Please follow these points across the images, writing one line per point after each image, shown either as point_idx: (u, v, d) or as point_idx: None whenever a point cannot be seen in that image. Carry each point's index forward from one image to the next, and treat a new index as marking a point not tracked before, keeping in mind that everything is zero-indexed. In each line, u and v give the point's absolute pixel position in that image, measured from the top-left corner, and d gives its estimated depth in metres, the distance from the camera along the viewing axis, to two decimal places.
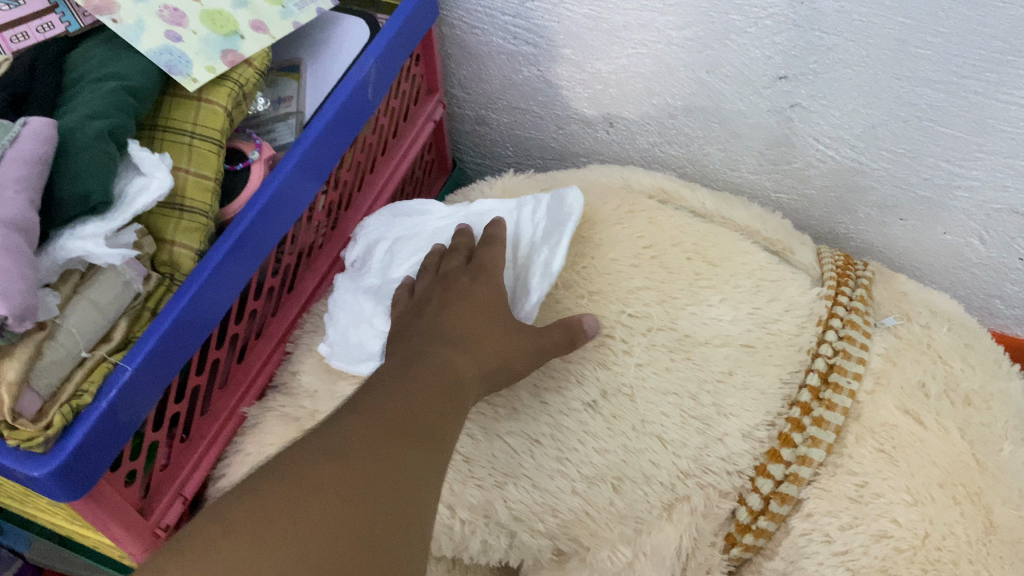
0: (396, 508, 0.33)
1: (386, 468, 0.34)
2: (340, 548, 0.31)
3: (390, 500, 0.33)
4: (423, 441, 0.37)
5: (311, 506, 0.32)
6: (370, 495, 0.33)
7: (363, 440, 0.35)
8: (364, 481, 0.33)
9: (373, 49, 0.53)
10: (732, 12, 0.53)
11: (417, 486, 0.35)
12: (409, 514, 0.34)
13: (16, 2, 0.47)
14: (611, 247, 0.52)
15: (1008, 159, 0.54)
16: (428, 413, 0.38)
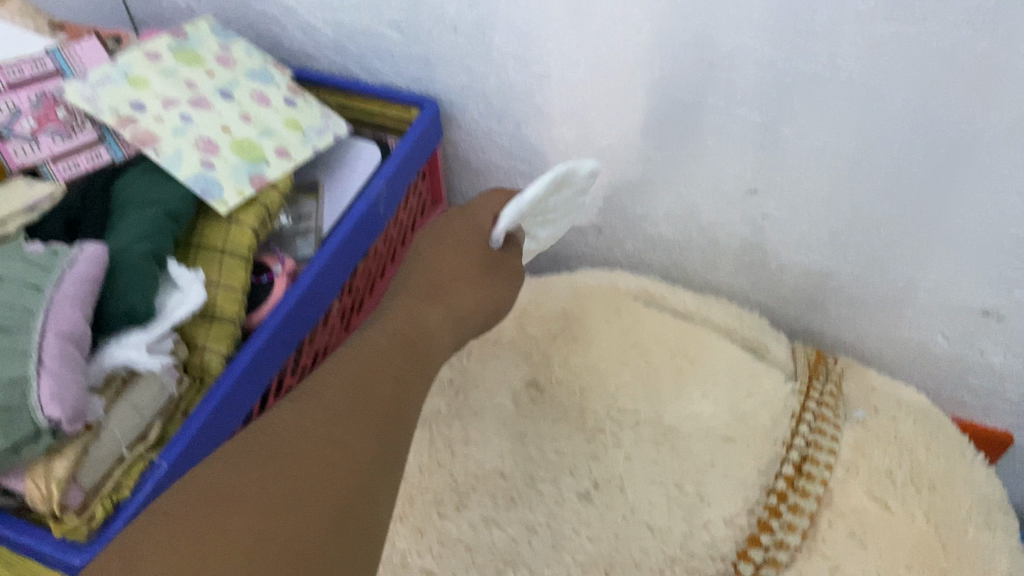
0: (331, 494, 0.35)
1: (320, 463, 0.35)
2: (273, 541, 0.32)
3: (333, 514, 0.34)
4: (362, 480, 0.36)
5: (246, 499, 0.33)
6: (303, 485, 0.34)
7: (304, 480, 0.34)
8: (313, 528, 0.33)
9: (384, 171, 0.60)
10: (704, 136, 0.60)
11: (358, 535, 0.35)
12: (344, 508, 0.35)
13: (70, 135, 0.54)
14: (600, 346, 0.58)
15: (958, 263, 0.59)
16: (363, 447, 0.37)
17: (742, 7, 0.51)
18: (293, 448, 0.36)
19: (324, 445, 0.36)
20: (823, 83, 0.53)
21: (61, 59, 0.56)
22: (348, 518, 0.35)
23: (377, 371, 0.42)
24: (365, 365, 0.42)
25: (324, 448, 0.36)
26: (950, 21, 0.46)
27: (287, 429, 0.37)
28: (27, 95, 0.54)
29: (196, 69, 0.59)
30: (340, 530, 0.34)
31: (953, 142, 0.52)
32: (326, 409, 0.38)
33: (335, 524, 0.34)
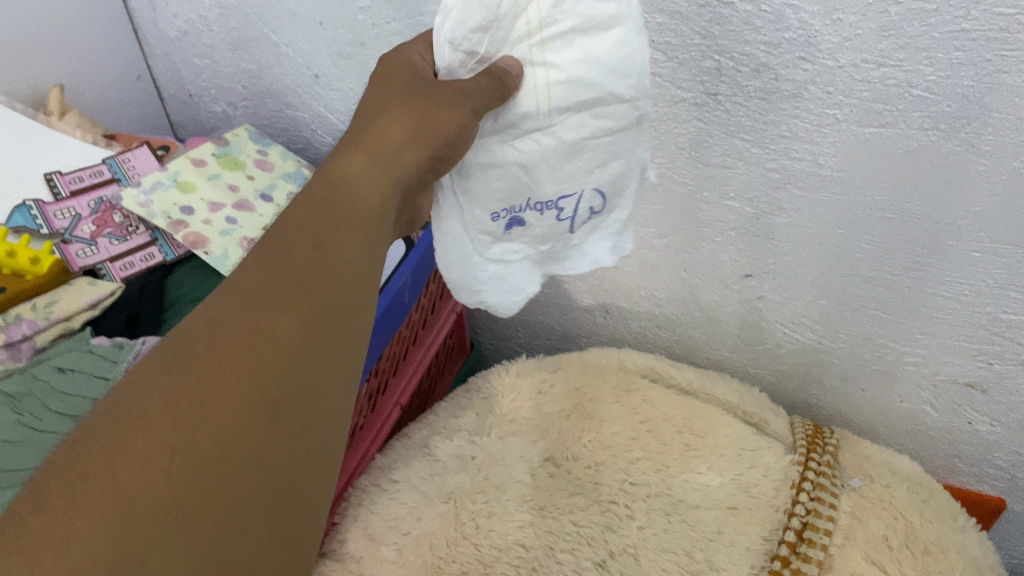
0: (267, 393, 0.29)
1: (257, 344, 0.29)
2: (171, 493, 0.25)
3: (274, 387, 0.29)
4: (333, 294, 0.33)
5: (142, 435, 0.26)
6: (215, 407, 0.27)
7: (273, 289, 0.32)
8: (281, 331, 0.30)
9: (409, 260, 0.65)
10: (702, 225, 0.66)
11: (327, 354, 0.32)
12: (279, 417, 0.29)
13: (125, 236, 0.60)
14: (612, 423, 0.63)
15: (942, 339, 0.64)
16: (346, 270, 0.35)
17: (731, 114, 0.57)
18: (271, 266, 0.33)
19: (303, 266, 0.33)
20: (808, 179, 0.59)
21: (117, 168, 0.63)
22: (319, 332, 0.32)
23: (371, 153, 0.40)
24: (362, 173, 0.39)
25: (300, 260, 0.33)
26: (917, 125, 0.52)
27: (264, 252, 0.34)
28: (87, 203, 0.61)
29: (237, 173, 0.65)
30: (314, 326, 0.32)
31: (929, 230, 0.57)
32: (302, 225, 0.35)
33: (296, 328, 0.31)
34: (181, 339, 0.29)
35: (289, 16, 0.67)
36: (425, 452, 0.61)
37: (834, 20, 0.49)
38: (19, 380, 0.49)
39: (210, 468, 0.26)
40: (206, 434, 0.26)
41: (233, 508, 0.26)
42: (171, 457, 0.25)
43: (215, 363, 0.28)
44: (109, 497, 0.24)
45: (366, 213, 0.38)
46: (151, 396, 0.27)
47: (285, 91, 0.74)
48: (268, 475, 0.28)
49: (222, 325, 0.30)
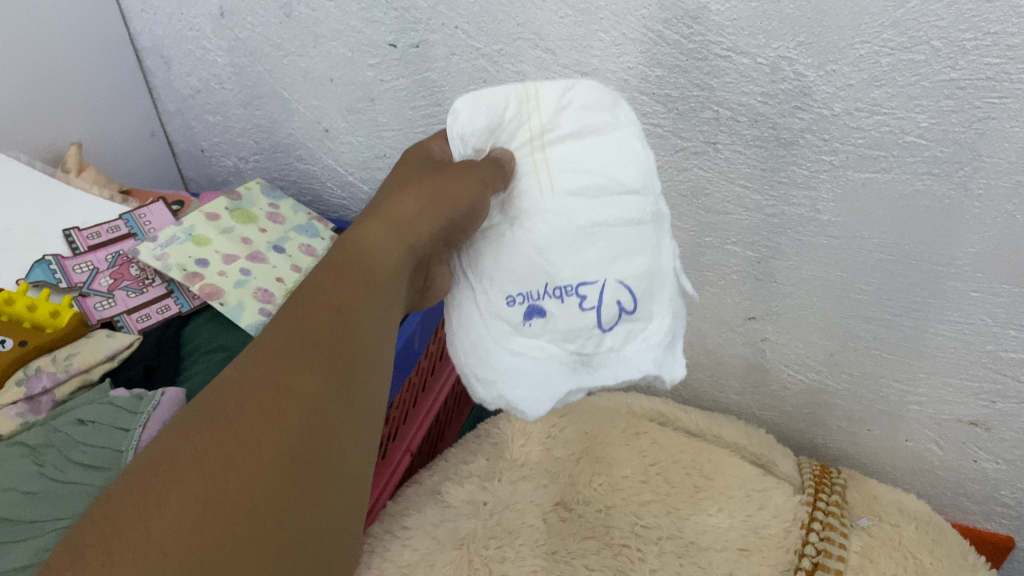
0: (289, 443, 0.29)
1: (281, 399, 0.30)
2: (193, 541, 0.26)
3: (296, 438, 0.30)
4: (354, 352, 0.34)
5: (172, 488, 0.27)
6: (239, 457, 0.28)
7: (297, 346, 0.33)
8: (305, 386, 0.31)
9: (419, 307, 0.66)
10: (705, 270, 0.67)
11: (349, 409, 0.33)
12: (299, 466, 0.29)
13: (141, 288, 0.62)
14: (621, 466, 0.64)
15: (944, 378, 0.65)
16: (366, 329, 0.36)
17: (730, 162, 0.59)
18: (296, 323, 0.34)
19: (326, 324, 0.34)
20: (807, 223, 0.60)
21: (134, 223, 0.66)
22: (341, 388, 0.33)
23: (387, 220, 0.42)
24: (379, 237, 0.41)
25: (322, 320, 0.34)
26: (911, 169, 0.54)
27: (287, 313, 0.35)
28: (104, 257, 0.63)
29: (249, 227, 0.67)
30: (337, 381, 0.33)
31: (927, 271, 0.59)
32: (324, 286, 0.36)
33: (320, 383, 0.32)
34: (209, 399, 0.30)
35: (300, 74, 0.69)
36: (437, 499, 0.61)
37: (828, 71, 0.51)
38: (41, 432, 0.50)
39: (240, 521, 0.27)
40: (236, 488, 0.27)
41: (263, 560, 0.27)
42: (200, 511, 0.26)
43: (244, 419, 0.29)
44: (142, 552, 0.25)
45: (382, 275, 0.39)
46: (184, 454, 0.28)
47: (295, 146, 0.76)
48: (296, 526, 0.28)
49: (248, 382, 0.31)
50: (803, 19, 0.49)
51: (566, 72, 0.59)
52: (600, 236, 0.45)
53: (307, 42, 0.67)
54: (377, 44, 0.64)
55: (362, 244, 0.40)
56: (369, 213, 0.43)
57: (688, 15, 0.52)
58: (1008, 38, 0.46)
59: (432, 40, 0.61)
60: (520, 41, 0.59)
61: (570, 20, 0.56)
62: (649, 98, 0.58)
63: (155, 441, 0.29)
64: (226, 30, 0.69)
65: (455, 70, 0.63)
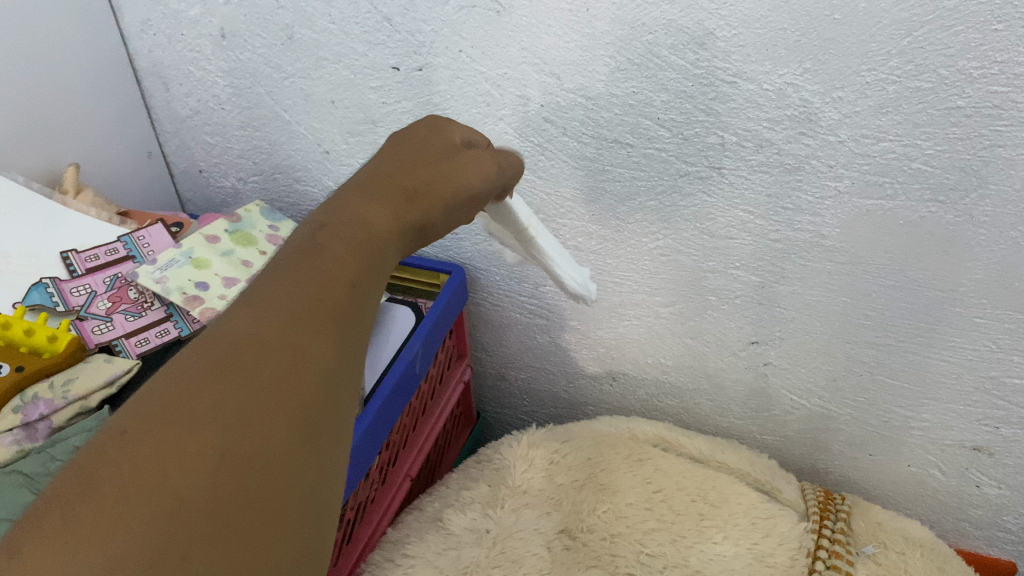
0: (304, 409, 0.27)
1: (299, 361, 0.28)
2: (210, 497, 0.23)
3: (310, 404, 0.28)
4: (366, 324, 0.33)
5: (185, 435, 0.24)
6: (257, 416, 0.26)
7: (316, 308, 0.31)
8: (321, 349, 0.29)
9: (420, 331, 0.66)
10: (707, 294, 0.67)
11: (355, 382, 0.31)
12: (313, 435, 0.27)
13: (141, 311, 0.62)
14: (625, 493, 0.63)
15: (948, 404, 0.65)
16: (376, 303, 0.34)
17: (735, 187, 0.59)
18: (310, 285, 0.32)
19: (342, 295, 0.32)
20: (811, 249, 0.60)
21: (132, 245, 0.65)
22: (352, 359, 0.31)
23: (400, 192, 0.40)
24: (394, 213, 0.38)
25: (338, 281, 0.32)
26: (918, 197, 0.54)
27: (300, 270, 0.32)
28: (102, 279, 0.62)
29: (249, 249, 0.67)
30: (349, 350, 0.31)
31: (932, 297, 0.59)
32: (339, 250, 0.34)
33: (334, 349, 0.30)
34: (219, 350, 0.28)
35: (301, 96, 0.69)
36: (439, 525, 0.60)
37: (834, 99, 0.51)
38: (37, 461, 0.49)
39: (255, 477, 0.25)
40: (253, 443, 0.25)
41: (276, 520, 0.25)
42: (218, 461, 0.24)
43: (263, 376, 0.27)
44: (159, 501, 0.23)
45: (389, 250, 0.37)
46: (198, 402, 0.26)
47: (294, 167, 0.76)
48: (305, 490, 0.26)
49: (262, 336, 0.29)
50: (809, 47, 0.49)
51: (570, 97, 0.59)
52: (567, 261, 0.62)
53: (309, 65, 0.66)
54: (380, 67, 0.63)
55: (376, 211, 0.38)
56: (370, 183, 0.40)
57: (694, 41, 0.52)
58: (1014, 67, 0.46)
59: (434, 64, 0.61)
60: (524, 65, 0.59)
61: (575, 45, 0.56)
62: (654, 123, 0.57)
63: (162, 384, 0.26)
64: (227, 52, 0.69)
65: (458, 93, 0.62)
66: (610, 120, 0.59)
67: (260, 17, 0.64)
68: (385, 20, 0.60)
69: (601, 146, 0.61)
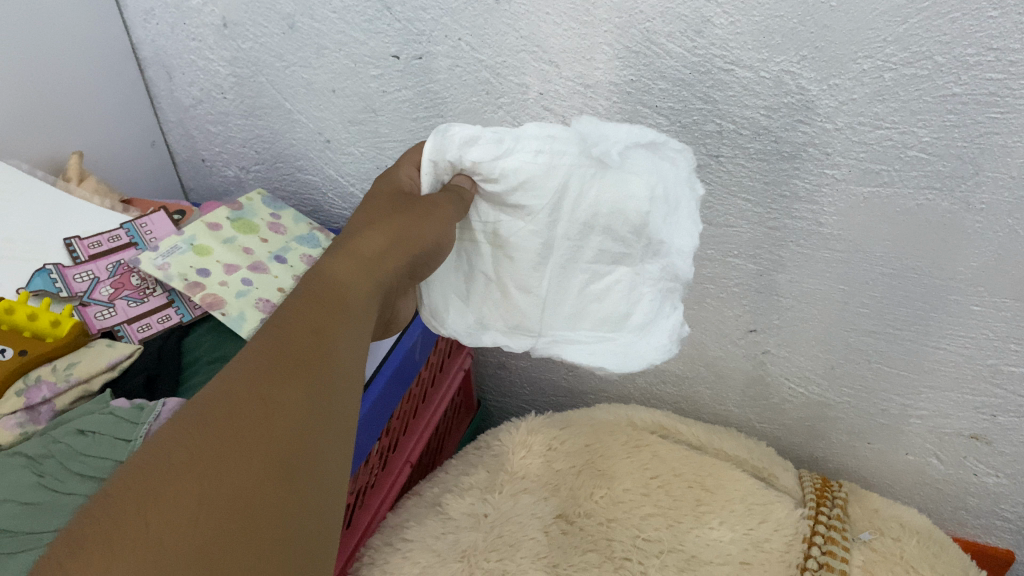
0: (279, 452, 0.30)
1: (271, 411, 0.31)
2: (190, 540, 0.26)
3: (284, 448, 0.30)
4: (333, 368, 0.35)
5: (166, 485, 0.27)
6: (232, 463, 0.28)
7: (281, 360, 0.33)
8: (289, 395, 0.32)
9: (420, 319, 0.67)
10: (706, 283, 0.67)
11: (332, 424, 0.33)
12: (290, 476, 0.30)
13: (142, 297, 0.63)
14: (623, 479, 0.64)
15: (945, 392, 0.65)
16: (342, 348, 0.36)
17: (733, 175, 0.59)
18: (280, 340, 0.34)
19: (315, 341, 0.35)
20: (809, 236, 0.60)
21: (134, 232, 0.66)
22: (323, 401, 0.33)
23: (372, 243, 0.43)
24: (349, 265, 0.41)
25: (302, 333, 0.35)
26: (914, 184, 0.54)
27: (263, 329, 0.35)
28: (105, 266, 0.63)
29: (251, 237, 0.67)
30: (318, 394, 0.33)
31: (929, 285, 0.59)
32: (305, 306, 0.37)
33: (306, 396, 0.32)
34: (193, 407, 0.30)
35: (303, 85, 0.70)
36: (437, 510, 0.61)
37: (831, 86, 0.51)
38: (40, 442, 0.50)
39: (234, 517, 0.27)
40: (231, 488, 0.28)
41: (258, 555, 0.27)
42: (197, 505, 0.27)
43: (238, 425, 0.30)
44: (142, 549, 0.25)
45: (357, 296, 0.39)
46: (177, 453, 0.28)
47: (297, 156, 0.76)
48: (284, 527, 0.28)
49: (231, 391, 0.31)
50: (805, 34, 0.50)
51: (569, 85, 0.59)
52: (606, 301, 0.55)
53: (310, 54, 0.67)
54: (379, 56, 0.64)
55: (345, 265, 0.41)
56: (334, 246, 0.43)
57: (692, 28, 0.52)
58: (1010, 54, 0.46)
59: (434, 52, 0.62)
60: (523, 53, 0.59)
61: (574, 33, 0.56)
62: (652, 111, 0.58)
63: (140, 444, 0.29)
64: (229, 41, 0.69)
65: (458, 82, 0.63)
66: (609, 108, 0.59)
67: (262, 6, 0.65)
68: (384, 8, 0.60)
69: None
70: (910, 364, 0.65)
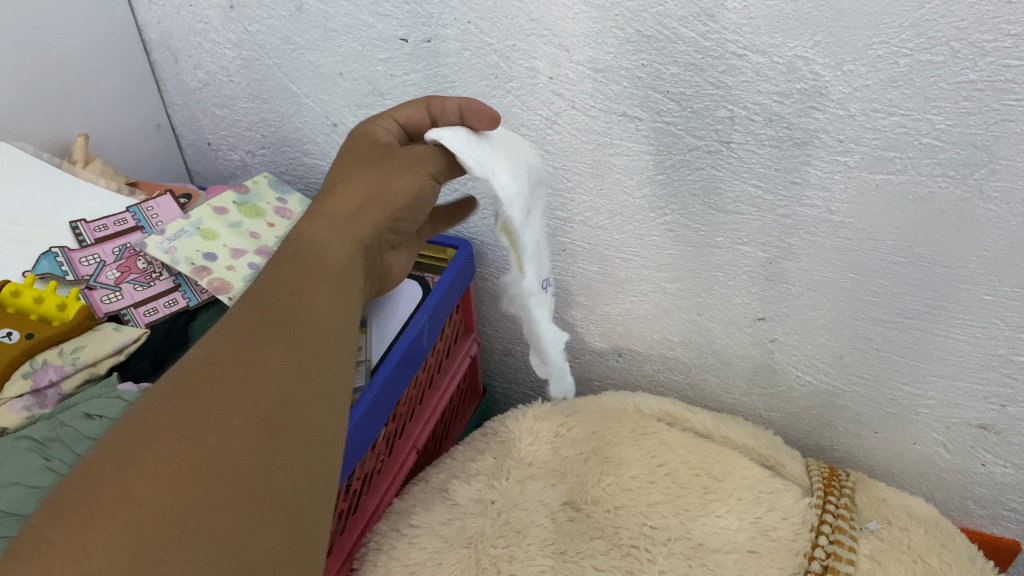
0: (260, 413, 0.31)
1: (250, 376, 0.32)
2: (175, 499, 0.27)
3: (267, 410, 0.31)
4: (315, 336, 0.36)
5: (149, 452, 0.28)
6: (213, 426, 0.29)
7: (257, 332, 0.35)
8: (271, 363, 0.33)
9: (427, 305, 0.66)
10: (715, 270, 0.67)
11: (318, 387, 0.35)
12: (275, 434, 0.31)
13: (149, 282, 0.62)
14: (630, 466, 0.64)
15: (954, 381, 0.65)
16: (319, 315, 0.38)
17: (743, 161, 0.58)
18: (256, 315, 0.36)
19: (292, 312, 0.37)
20: (819, 224, 0.60)
21: (141, 216, 0.66)
22: (307, 365, 0.35)
23: (349, 210, 0.47)
24: (328, 232, 0.45)
25: (278, 309, 0.37)
26: (927, 171, 0.53)
27: (243, 307, 0.37)
28: (111, 249, 0.63)
29: (257, 221, 0.67)
30: (300, 360, 0.35)
31: (940, 275, 0.58)
32: (281, 281, 0.39)
33: (286, 360, 0.34)
34: (175, 383, 0.32)
35: (310, 68, 0.69)
36: (444, 496, 0.61)
37: (845, 72, 0.51)
38: (47, 426, 0.50)
39: (219, 476, 0.28)
40: (213, 447, 0.29)
41: (247, 509, 0.28)
42: (180, 466, 0.28)
43: (217, 392, 0.31)
44: (127, 508, 0.26)
45: (337, 258, 0.43)
46: (157, 422, 0.29)
47: (303, 140, 0.76)
48: (275, 481, 0.30)
49: (211, 366, 0.32)
50: (820, 19, 0.49)
51: (579, 69, 0.59)
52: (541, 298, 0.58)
53: (317, 36, 0.66)
54: (387, 39, 0.63)
55: (324, 231, 0.45)
56: (316, 213, 0.47)
57: (704, 12, 0.52)
58: None
59: (443, 35, 0.61)
60: (532, 37, 0.58)
61: (585, 16, 0.55)
62: (663, 96, 0.57)
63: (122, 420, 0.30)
64: (235, 23, 0.68)
65: (466, 66, 0.62)
66: (619, 93, 0.59)
67: None
68: None
69: (611, 120, 0.61)
70: (920, 353, 0.64)
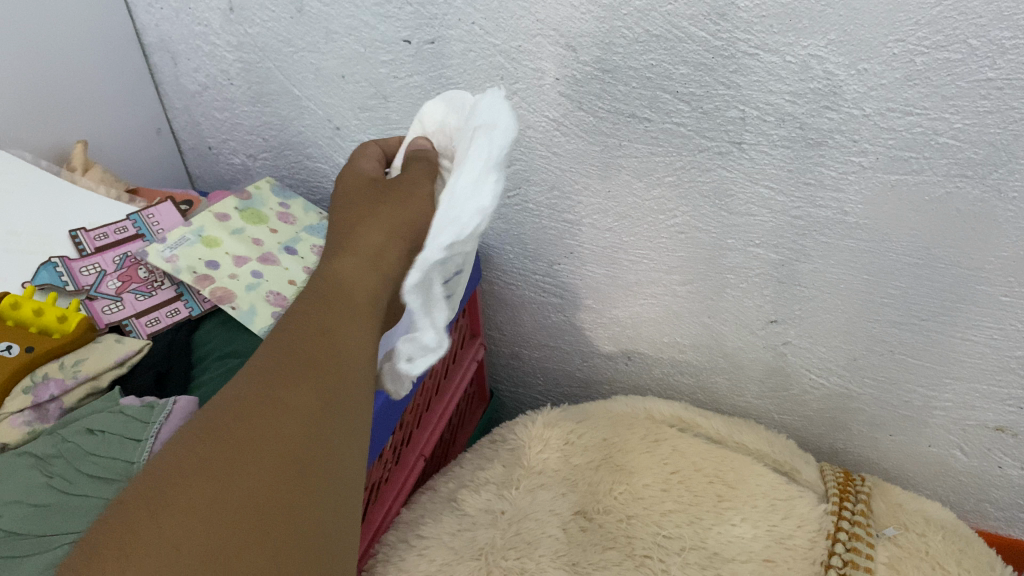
0: (284, 453, 0.34)
1: (276, 418, 0.35)
2: (200, 545, 0.30)
3: (291, 451, 0.34)
4: (342, 371, 0.39)
5: (175, 499, 0.31)
6: (240, 470, 0.33)
7: (282, 373, 0.38)
8: (293, 402, 0.36)
9: None
10: (726, 273, 0.66)
11: (341, 419, 0.37)
12: (298, 474, 0.34)
13: (150, 291, 0.61)
14: (642, 474, 0.63)
15: (971, 383, 0.64)
16: (347, 346, 0.41)
17: (756, 162, 0.57)
18: (284, 354, 0.39)
19: (318, 346, 0.40)
20: (834, 226, 0.58)
21: (142, 223, 0.65)
22: (330, 401, 0.37)
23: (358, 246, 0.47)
24: (347, 266, 0.45)
25: (308, 343, 0.40)
26: (944, 172, 0.52)
27: (274, 348, 0.40)
28: (112, 258, 0.62)
29: (260, 227, 0.66)
30: (325, 398, 0.37)
31: (957, 277, 0.57)
32: (309, 316, 0.42)
33: (312, 399, 0.37)
34: (206, 423, 0.35)
35: (311, 70, 0.68)
36: (452, 506, 0.61)
37: (859, 71, 0.49)
38: (49, 442, 0.49)
39: (246, 518, 0.31)
40: (237, 490, 0.32)
41: (271, 548, 0.31)
42: (206, 511, 0.31)
43: (244, 435, 0.34)
44: (151, 552, 0.29)
45: (362, 297, 0.44)
46: (185, 468, 0.32)
47: (305, 144, 0.75)
48: (299, 519, 0.33)
49: (241, 407, 0.36)
50: (834, 17, 0.48)
51: (587, 70, 0.57)
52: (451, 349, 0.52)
53: (319, 38, 0.65)
54: (391, 40, 0.62)
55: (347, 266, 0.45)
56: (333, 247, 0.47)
57: (715, 11, 0.50)
58: None
59: (447, 36, 0.60)
60: (539, 37, 0.57)
61: (592, 16, 0.54)
62: (672, 97, 0.56)
63: (159, 463, 0.33)
64: (235, 26, 0.67)
65: (471, 67, 0.61)
66: (627, 94, 0.57)
67: None
68: None
69: (619, 121, 0.59)
70: (937, 355, 0.63)
